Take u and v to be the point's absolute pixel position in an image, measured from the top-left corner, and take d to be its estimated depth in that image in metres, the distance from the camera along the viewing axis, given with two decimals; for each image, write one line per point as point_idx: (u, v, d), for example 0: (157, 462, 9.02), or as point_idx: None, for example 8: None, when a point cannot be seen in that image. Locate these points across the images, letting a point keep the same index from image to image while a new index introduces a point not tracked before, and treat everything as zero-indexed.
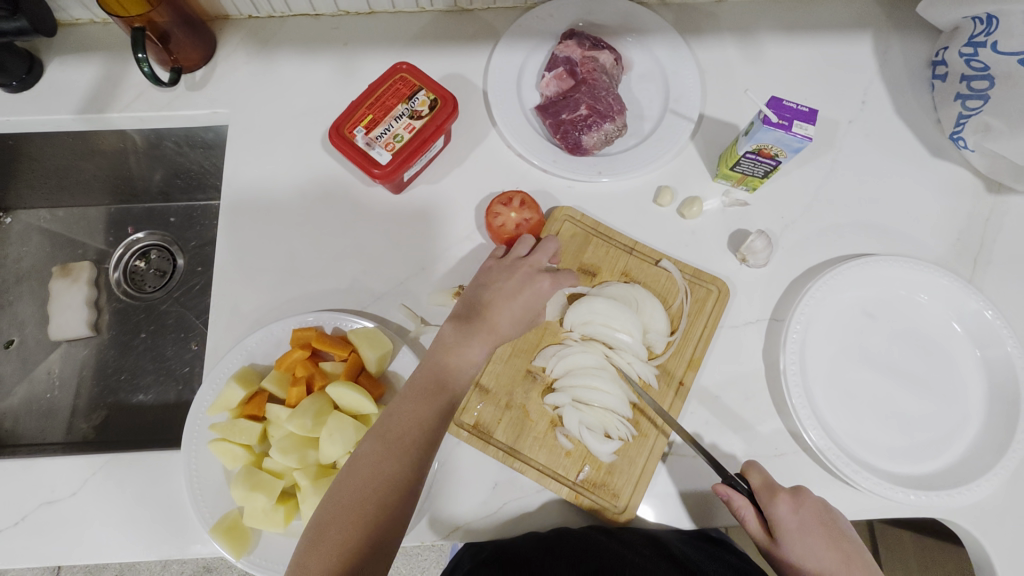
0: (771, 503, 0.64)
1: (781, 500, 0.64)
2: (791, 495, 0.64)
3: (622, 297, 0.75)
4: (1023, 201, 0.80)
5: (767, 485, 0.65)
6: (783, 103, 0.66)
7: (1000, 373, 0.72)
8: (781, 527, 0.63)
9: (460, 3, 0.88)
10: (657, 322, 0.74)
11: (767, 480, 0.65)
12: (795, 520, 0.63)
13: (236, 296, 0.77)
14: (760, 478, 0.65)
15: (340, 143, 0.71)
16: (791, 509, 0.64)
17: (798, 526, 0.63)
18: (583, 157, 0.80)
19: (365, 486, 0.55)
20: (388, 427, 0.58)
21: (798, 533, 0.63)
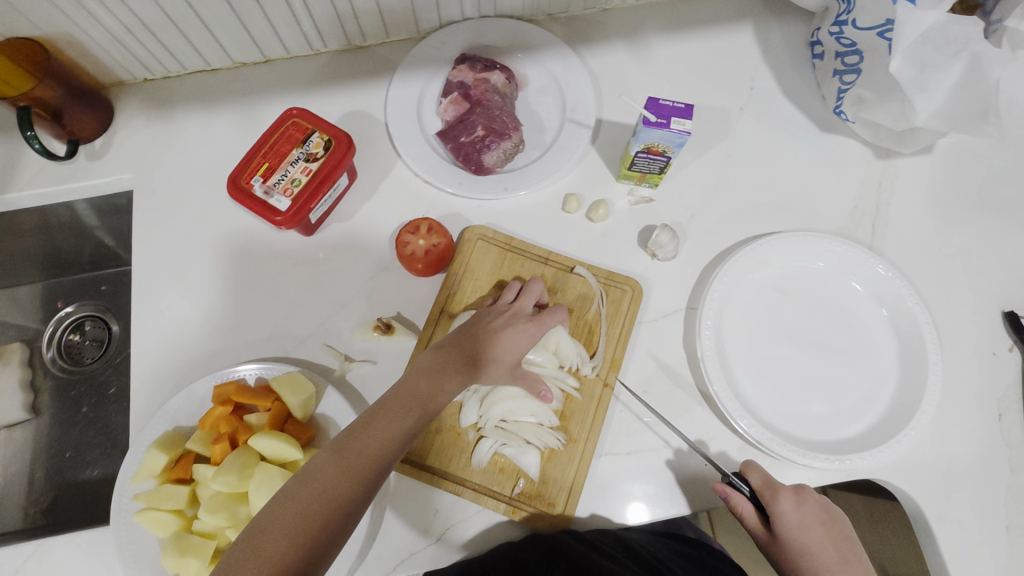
0: (774, 501, 0.67)
1: (784, 497, 0.68)
2: (792, 493, 0.68)
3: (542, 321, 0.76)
4: (910, 163, 0.84)
5: (769, 485, 0.68)
6: (659, 102, 0.69)
7: (905, 329, 0.75)
8: (783, 524, 0.67)
9: (353, 40, 0.89)
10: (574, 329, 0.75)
11: (768, 479, 0.69)
12: (798, 516, 0.68)
13: (156, 359, 0.76)
14: (762, 478, 0.69)
15: (238, 195, 0.71)
16: (793, 505, 0.68)
17: (800, 522, 0.67)
18: (489, 176, 0.82)
19: (308, 504, 0.51)
20: (353, 441, 0.56)
21: (800, 529, 0.67)
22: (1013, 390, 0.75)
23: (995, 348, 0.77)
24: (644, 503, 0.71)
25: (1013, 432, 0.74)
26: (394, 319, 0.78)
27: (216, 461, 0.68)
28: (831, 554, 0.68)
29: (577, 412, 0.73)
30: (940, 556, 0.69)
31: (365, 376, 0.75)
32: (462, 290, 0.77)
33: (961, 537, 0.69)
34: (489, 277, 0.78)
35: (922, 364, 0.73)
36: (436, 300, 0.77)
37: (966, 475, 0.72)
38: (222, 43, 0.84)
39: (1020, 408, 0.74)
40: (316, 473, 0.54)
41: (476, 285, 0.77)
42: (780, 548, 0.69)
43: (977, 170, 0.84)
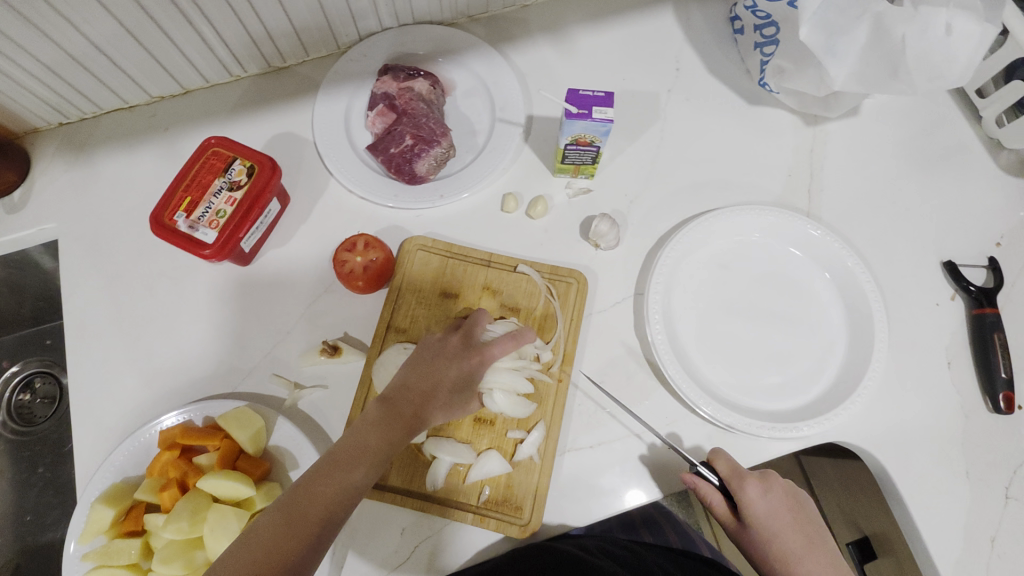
0: (741, 488, 0.68)
1: (749, 483, 0.68)
2: (757, 479, 0.68)
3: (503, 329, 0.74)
4: (839, 126, 0.86)
5: (735, 471, 0.68)
6: (579, 93, 0.68)
7: (850, 288, 0.76)
8: (749, 510, 0.67)
9: (273, 62, 0.88)
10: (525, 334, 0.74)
11: (734, 466, 0.69)
12: (764, 502, 0.68)
13: (99, 410, 0.73)
14: (728, 465, 0.69)
15: (162, 233, 0.69)
16: (759, 491, 0.68)
17: (767, 508, 0.68)
18: (423, 185, 0.81)
19: (255, 569, 0.50)
20: (300, 500, 0.53)
21: (767, 514, 0.68)
22: (958, 338, 0.76)
23: (937, 299, 0.78)
24: (611, 495, 0.71)
25: (962, 378, 0.75)
26: (341, 340, 0.76)
27: (167, 509, 0.65)
28: (799, 539, 0.68)
29: (535, 412, 0.72)
30: (905, 510, 0.70)
31: (317, 402, 0.74)
32: (407, 303, 0.76)
33: (923, 488, 0.70)
34: (434, 286, 0.76)
35: (869, 322, 0.74)
36: (381, 316, 0.75)
37: (922, 427, 0.73)
38: (135, 79, 0.81)
39: (967, 355, 0.76)
40: (263, 534, 0.52)
41: (421, 296, 0.76)
42: (747, 535, 0.69)
43: (903, 126, 0.86)
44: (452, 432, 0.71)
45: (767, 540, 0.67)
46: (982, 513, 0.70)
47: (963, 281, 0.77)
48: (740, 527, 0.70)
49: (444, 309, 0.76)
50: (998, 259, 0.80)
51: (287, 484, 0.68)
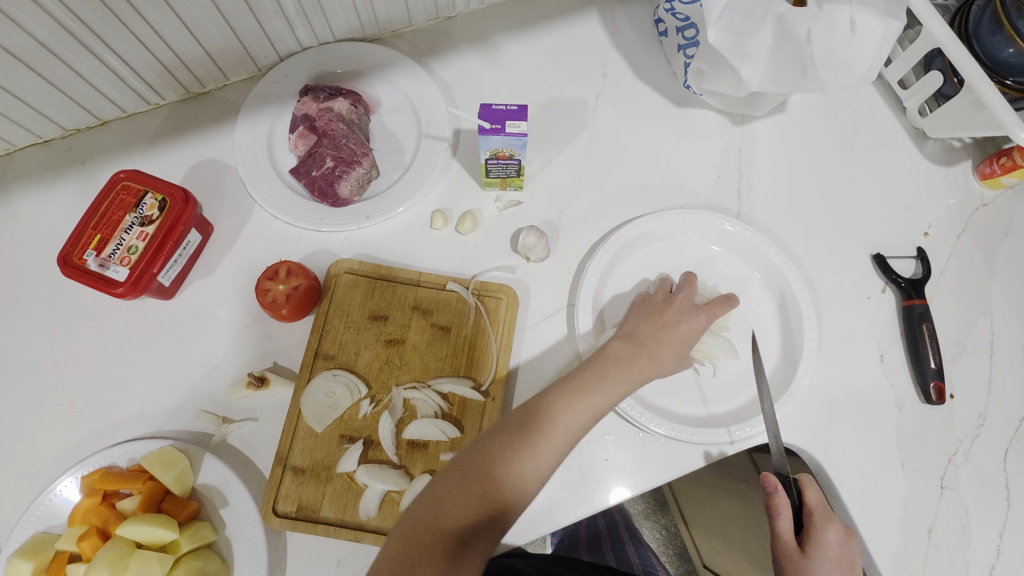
0: (822, 523, 0.63)
1: (834, 527, 0.63)
2: (844, 529, 0.63)
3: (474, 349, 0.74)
4: (766, 125, 0.86)
5: (822, 507, 0.65)
6: (492, 107, 0.67)
7: (780, 286, 0.76)
8: (820, 542, 0.62)
9: (192, 88, 0.86)
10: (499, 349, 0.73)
11: (824, 502, 0.65)
12: (839, 549, 0.62)
13: (20, 458, 0.71)
14: (817, 497, 0.65)
15: (70, 273, 0.67)
16: (839, 537, 0.63)
17: (838, 555, 0.62)
18: (348, 207, 0.80)
19: None
20: (448, 506, 0.54)
21: (834, 561, 0.61)
22: (890, 330, 0.77)
23: (869, 293, 0.78)
24: (549, 512, 0.70)
25: (895, 371, 0.75)
26: (270, 370, 0.74)
27: (88, 557, 0.63)
28: None
29: (469, 432, 0.70)
30: (844, 508, 0.70)
31: (247, 435, 0.72)
32: (334, 329, 0.74)
33: (858, 484, 0.70)
34: (362, 309, 0.75)
35: (798, 320, 0.74)
36: (308, 344, 0.73)
37: (856, 422, 0.73)
38: (44, 113, 0.79)
39: (899, 347, 0.76)
40: (454, 472, 0.56)
41: (348, 320, 0.74)
42: (797, 566, 0.61)
43: (831, 121, 0.86)
44: (386, 459, 0.70)
45: None
46: (917, 504, 0.70)
47: (892, 274, 0.77)
48: (791, 559, 0.62)
49: (373, 331, 0.74)
50: (926, 249, 0.80)
51: (217, 523, 0.67)
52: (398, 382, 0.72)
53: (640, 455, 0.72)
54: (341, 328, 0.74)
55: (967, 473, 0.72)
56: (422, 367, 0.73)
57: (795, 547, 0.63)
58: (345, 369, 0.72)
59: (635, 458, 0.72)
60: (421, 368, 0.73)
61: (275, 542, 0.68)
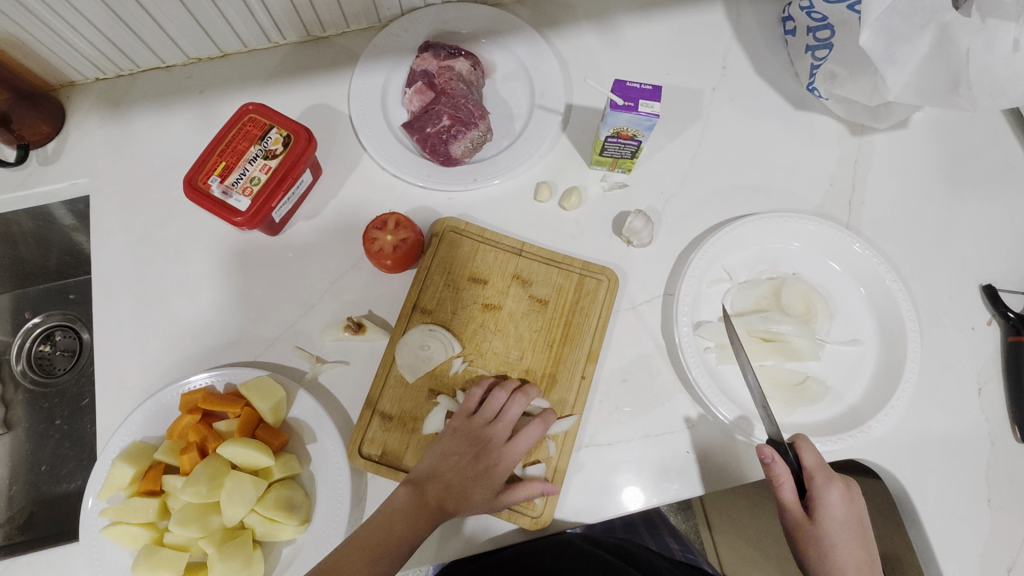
0: (824, 485, 0.65)
1: (833, 485, 0.65)
2: (843, 484, 0.65)
3: (558, 324, 0.74)
4: (886, 138, 0.83)
5: (821, 468, 0.65)
6: (626, 84, 0.66)
7: (885, 305, 0.75)
8: (825, 506, 0.65)
9: (313, 31, 0.86)
10: (593, 329, 0.74)
11: (820, 461, 0.66)
12: (842, 507, 0.65)
13: (122, 368, 0.74)
14: (814, 458, 0.65)
15: (195, 196, 0.68)
16: (841, 494, 0.65)
17: (842, 513, 0.65)
18: (457, 167, 0.80)
19: None
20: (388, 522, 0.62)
21: (840, 520, 0.65)
22: (991, 364, 0.75)
23: (973, 323, 0.76)
24: (625, 493, 0.71)
25: (992, 405, 0.73)
26: (365, 318, 0.76)
27: (186, 471, 0.66)
28: (858, 554, 0.65)
29: (553, 406, 0.72)
30: (925, 533, 0.69)
31: (337, 377, 0.74)
32: (434, 284, 0.75)
33: (941, 513, 0.69)
34: (463, 270, 0.76)
35: (902, 341, 0.73)
36: (408, 297, 0.75)
37: (944, 448, 0.72)
38: (174, 39, 0.80)
39: (1000, 382, 0.74)
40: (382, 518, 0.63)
41: (447, 279, 0.76)
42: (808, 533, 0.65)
43: (954, 143, 0.83)
44: None
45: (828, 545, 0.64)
46: (999, 542, 0.69)
47: (1002, 307, 0.75)
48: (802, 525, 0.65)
49: (472, 295, 0.75)
50: None
51: (305, 457, 0.69)
52: (489, 347, 0.73)
53: (722, 451, 0.72)
54: (437, 286, 0.75)
55: None
56: (514, 336, 0.74)
57: (802, 513, 0.66)
58: (441, 326, 0.73)
59: (716, 454, 0.72)
60: (514, 337, 0.74)
61: (357, 482, 0.70)
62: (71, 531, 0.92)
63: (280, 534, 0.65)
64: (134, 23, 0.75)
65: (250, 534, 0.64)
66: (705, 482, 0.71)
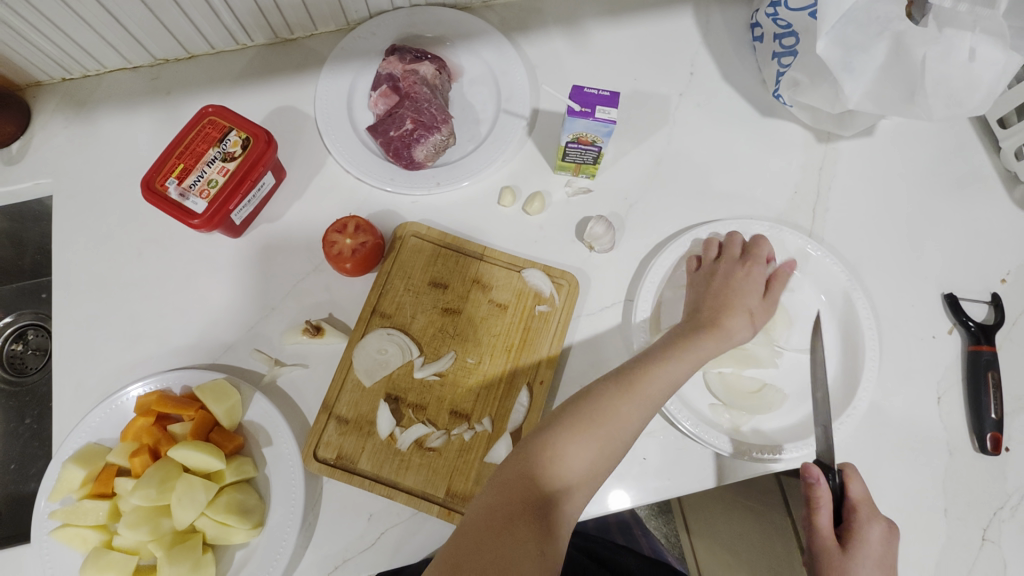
0: (865, 519, 0.63)
1: (877, 523, 0.63)
2: (887, 526, 0.63)
3: (517, 328, 0.74)
4: (852, 146, 0.83)
5: (866, 503, 0.64)
6: (584, 90, 0.66)
7: (844, 312, 0.75)
8: (863, 539, 0.62)
9: (281, 34, 0.86)
10: (552, 334, 0.74)
11: (867, 498, 0.64)
12: (880, 548, 0.62)
13: (81, 369, 0.74)
14: (861, 492, 0.64)
15: (151, 197, 0.68)
16: (882, 535, 0.62)
17: (880, 554, 0.61)
18: (421, 171, 0.80)
19: None
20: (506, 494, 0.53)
21: (877, 561, 0.61)
22: (952, 373, 0.75)
23: (935, 332, 0.76)
24: None
25: (951, 414, 0.73)
26: (325, 321, 0.76)
27: (137, 474, 0.66)
28: None
29: (509, 410, 0.71)
30: None
31: (295, 381, 0.74)
32: (394, 289, 0.75)
33: (897, 522, 0.69)
34: (424, 275, 0.76)
35: (860, 348, 0.72)
36: (367, 300, 0.75)
37: (902, 457, 0.71)
38: (138, 40, 0.80)
39: (959, 392, 0.74)
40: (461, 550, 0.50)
41: (407, 284, 0.76)
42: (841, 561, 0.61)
43: (919, 151, 0.83)
44: (429, 421, 0.71)
45: None
46: (954, 552, 0.69)
47: (963, 316, 0.75)
48: (835, 553, 0.62)
49: (432, 299, 0.75)
50: (1001, 296, 0.78)
51: (260, 461, 0.69)
52: (448, 351, 0.73)
53: (681, 458, 0.72)
54: (396, 290, 0.75)
55: (1011, 527, 0.70)
56: (472, 340, 0.73)
57: (835, 545, 0.62)
58: (400, 330, 0.73)
59: (674, 461, 0.72)
60: (472, 342, 0.73)
61: (311, 486, 0.70)
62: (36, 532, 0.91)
63: (231, 538, 0.65)
64: (97, 24, 0.75)
65: (200, 538, 0.64)
66: (661, 490, 0.71)
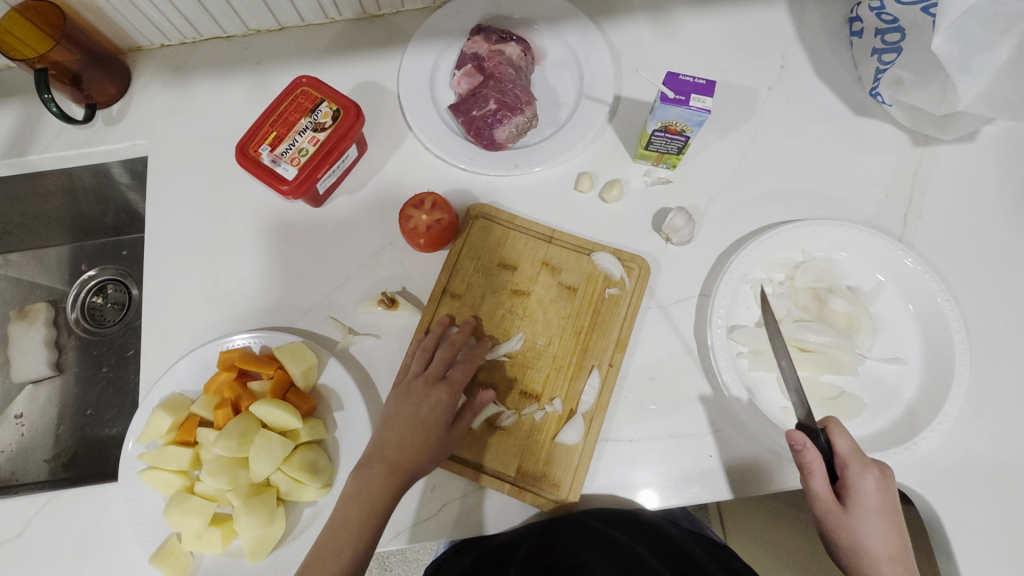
0: (857, 473, 0.60)
1: (869, 473, 0.61)
2: (879, 472, 0.61)
3: (584, 312, 0.74)
4: (951, 151, 0.79)
5: (855, 454, 0.61)
6: (679, 77, 0.65)
7: (933, 325, 0.71)
8: (858, 495, 0.60)
9: (369, 9, 0.87)
10: (620, 318, 0.74)
11: (855, 448, 0.62)
12: (877, 496, 0.60)
13: (167, 323, 0.78)
14: (849, 444, 0.61)
15: (246, 162, 0.71)
16: (876, 483, 0.61)
17: (878, 503, 0.60)
18: (499, 152, 0.80)
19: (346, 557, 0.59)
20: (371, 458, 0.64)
21: (878, 509, 0.60)
22: None
23: None
24: (644, 490, 0.70)
25: None
26: (398, 294, 0.77)
27: (219, 426, 0.69)
28: (894, 544, 0.61)
29: (578, 393, 0.71)
30: (956, 563, 0.66)
31: (367, 350, 0.75)
32: (464, 269, 0.76)
33: (976, 546, 0.66)
34: (492, 256, 0.76)
35: (948, 358, 0.69)
36: (438, 280, 0.76)
37: (985, 480, 0.68)
38: (236, 10, 0.83)
39: None
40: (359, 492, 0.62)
41: (477, 264, 0.76)
42: (842, 521, 0.60)
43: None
44: (500, 400, 0.71)
45: (861, 535, 0.60)
46: None
47: None
48: (836, 513, 0.61)
49: (501, 280, 0.76)
50: None
51: (331, 423, 0.71)
52: (517, 332, 0.74)
53: (747, 460, 0.70)
54: (469, 269, 0.76)
55: None
56: (542, 322, 0.74)
57: (835, 503, 0.61)
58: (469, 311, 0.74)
59: (741, 462, 0.70)
60: (542, 323, 0.74)
61: None
62: (110, 474, 0.97)
63: (302, 494, 0.67)
64: None
65: (274, 492, 0.67)
66: (726, 488, 0.70)
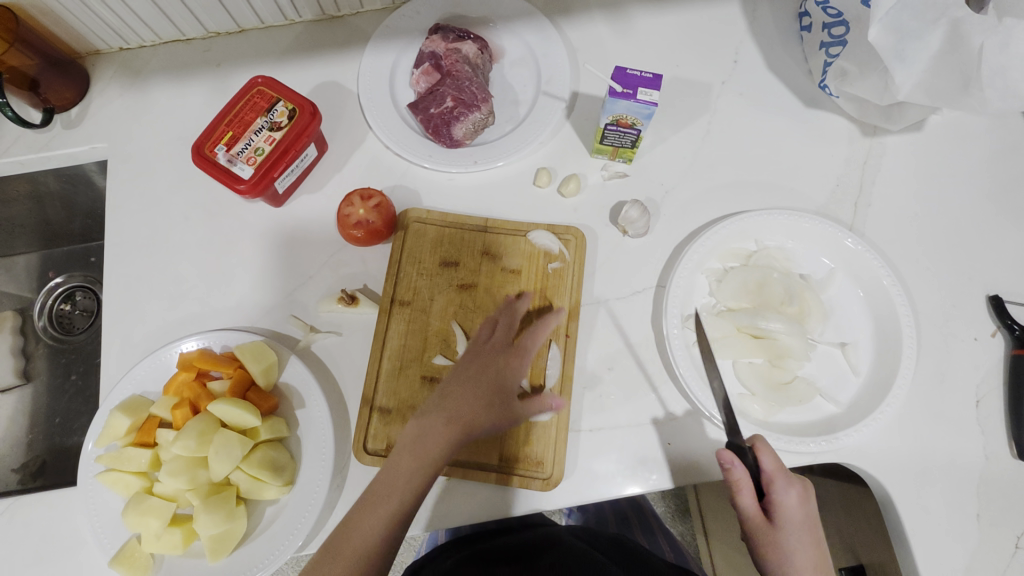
0: (783, 488, 0.61)
1: (793, 489, 0.62)
2: (802, 488, 0.62)
3: (535, 292, 0.75)
4: (899, 140, 0.81)
5: (780, 471, 0.62)
6: (626, 71, 0.66)
7: (882, 307, 0.73)
8: (784, 512, 0.61)
9: (328, 10, 0.88)
10: (567, 290, 0.75)
11: (780, 465, 0.62)
12: (800, 512, 0.61)
13: (128, 326, 0.77)
14: (773, 462, 0.62)
15: (201, 163, 0.71)
16: (799, 500, 0.62)
17: (802, 520, 0.61)
18: (459, 149, 0.81)
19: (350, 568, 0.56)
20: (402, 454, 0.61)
21: (800, 526, 0.61)
22: (992, 377, 0.72)
23: (976, 334, 0.74)
24: (604, 480, 0.71)
25: (990, 419, 0.71)
26: (360, 291, 0.78)
27: (178, 426, 0.69)
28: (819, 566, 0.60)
29: (543, 369, 0.72)
30: (908, 542, 0.68)
31: (329, 347, 0.76)
32: (408, 276, 0.76)
33: (927, 524, 0.68)
34: (433, 257, 0.77)
35: (895, 328, 0.72)
36: (385, 291, 0.76)
37: (934, 458, 0.70)
38: (194, 13, 0.83)
39: (999, 395, 0.72)
40: (382, 482, 0.60)
41: (422, 265, 0.77)
42: (772, 539, 0.60)
43: (973, 148, 0.81)
44: None
45: (791, 550, 0.60)
46: (985, 558, 0.67)
47: (1008, 319, 0.73)
48: (765, 530, 0.61)
49: (446, 278, 0.76)
50: None
51: (293, 421, 0.71)
52: (472, 325, 0.75)
53: (703, 447, 0.71)
54: (428, 264, 0.77)
55: None
56: (495, 310, 0.75)
57: (764, 520, 0.61)
58: (422, 314, 0.75)
59: (697, 449, 0.71)
60: (495, 312, 0.75)
61: (340, 449, 0.72)
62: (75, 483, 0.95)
63: (263, 492, 0.67)
64: None
65: (235, 490, 0.67)
66: (685, 475, 0.71)
